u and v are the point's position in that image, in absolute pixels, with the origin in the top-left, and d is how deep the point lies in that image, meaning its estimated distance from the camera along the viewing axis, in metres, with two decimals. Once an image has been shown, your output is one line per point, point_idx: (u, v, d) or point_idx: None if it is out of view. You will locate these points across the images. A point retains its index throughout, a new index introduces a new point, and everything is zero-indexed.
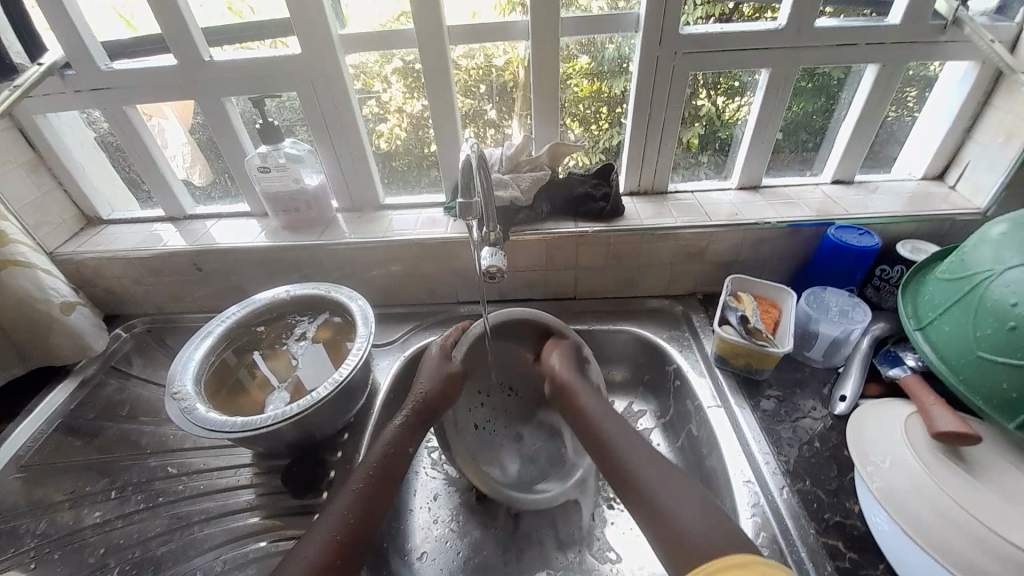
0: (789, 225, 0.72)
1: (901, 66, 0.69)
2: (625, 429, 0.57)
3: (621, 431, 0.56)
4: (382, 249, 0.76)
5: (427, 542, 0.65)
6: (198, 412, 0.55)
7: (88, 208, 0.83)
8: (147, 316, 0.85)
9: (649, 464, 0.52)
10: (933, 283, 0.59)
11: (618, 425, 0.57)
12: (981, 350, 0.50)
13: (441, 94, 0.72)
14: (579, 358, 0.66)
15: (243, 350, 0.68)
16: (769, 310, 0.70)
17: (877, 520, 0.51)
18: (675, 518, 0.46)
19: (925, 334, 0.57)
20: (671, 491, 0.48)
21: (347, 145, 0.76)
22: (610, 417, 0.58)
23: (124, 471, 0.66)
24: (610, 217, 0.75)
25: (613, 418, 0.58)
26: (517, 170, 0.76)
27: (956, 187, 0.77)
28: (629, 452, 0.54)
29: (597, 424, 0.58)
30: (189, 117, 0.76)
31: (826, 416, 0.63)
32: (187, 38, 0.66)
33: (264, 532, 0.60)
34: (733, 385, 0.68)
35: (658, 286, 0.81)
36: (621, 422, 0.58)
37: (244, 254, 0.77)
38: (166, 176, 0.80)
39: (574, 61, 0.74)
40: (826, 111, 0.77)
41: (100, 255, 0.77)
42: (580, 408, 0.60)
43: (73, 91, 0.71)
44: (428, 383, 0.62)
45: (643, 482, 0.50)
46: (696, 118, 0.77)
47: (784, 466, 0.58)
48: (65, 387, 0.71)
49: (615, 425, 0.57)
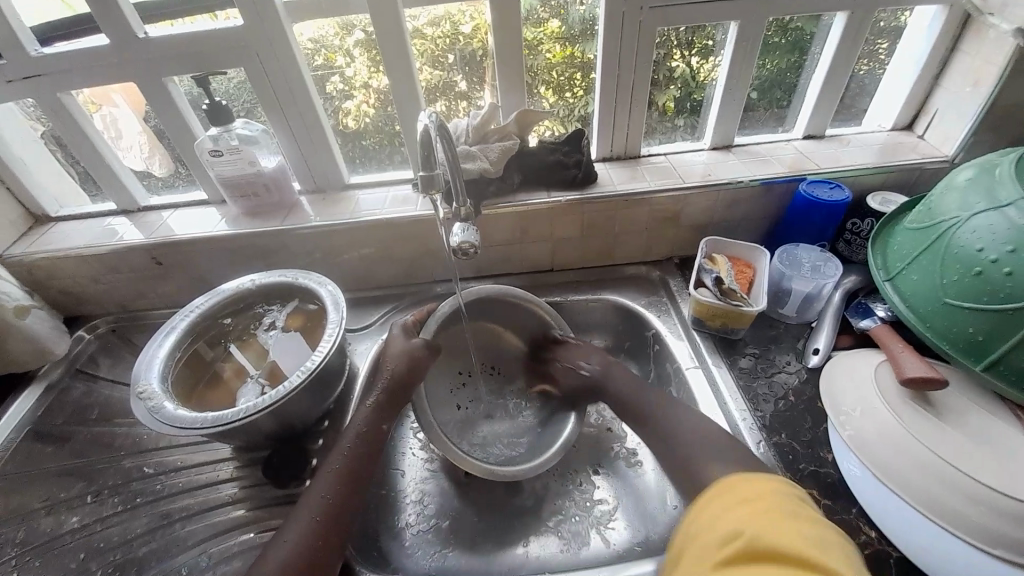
0: (761, 183, 0.72)
1: (871, 14, 0.68)
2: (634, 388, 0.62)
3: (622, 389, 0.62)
4: (351, 231, 0.74)
5: (415, 518, 0.65)
6: (166, 410, 0.53)
7: (33, 206, 0.78)
8: (111, 316, 0.82)
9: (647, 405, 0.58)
10: (901, 233, 0.60)
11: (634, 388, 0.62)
12: (948, 297, 0.51)
13: (402, 64, 0.68)
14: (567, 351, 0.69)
15: (215, 344, 0.66)
16: (743, 270, 0.70)
17: (850, 466, 0.53)
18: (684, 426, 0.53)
19: (894, 284, 0.58)
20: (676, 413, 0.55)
21: (308, 123, 0.72)
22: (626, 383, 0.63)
23: (99, 475, 0.64)
24: (583, 184, 0.74)
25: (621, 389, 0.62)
26: (486, 141, 0.73)
27: (925, 136, 0.77)
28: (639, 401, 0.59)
29: (605, 384, 0.64)
30: (141, 106, 0.72)
31: (800, 370, 0.64)
32: (120, 15, 0.61)
33: (252, 523, 0.60)
34: (711, 346, 0.68)
35: (634, 252, 0.80)
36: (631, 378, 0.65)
37: (207, 245, 0.74)
38: (116, 170, 0.76)
39: (546, 25, 0.71)
40: (799, 66, 0.76)
41: (52, 255, 0.73)
42: (590, 376, 0.65)
43: (4, 81, 0.66)
44: (395, 359, 0.62)
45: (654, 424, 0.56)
46: (671, 80, 0.75)
47: (761, 422, 0.59)
48: (30, 395, 0.68)
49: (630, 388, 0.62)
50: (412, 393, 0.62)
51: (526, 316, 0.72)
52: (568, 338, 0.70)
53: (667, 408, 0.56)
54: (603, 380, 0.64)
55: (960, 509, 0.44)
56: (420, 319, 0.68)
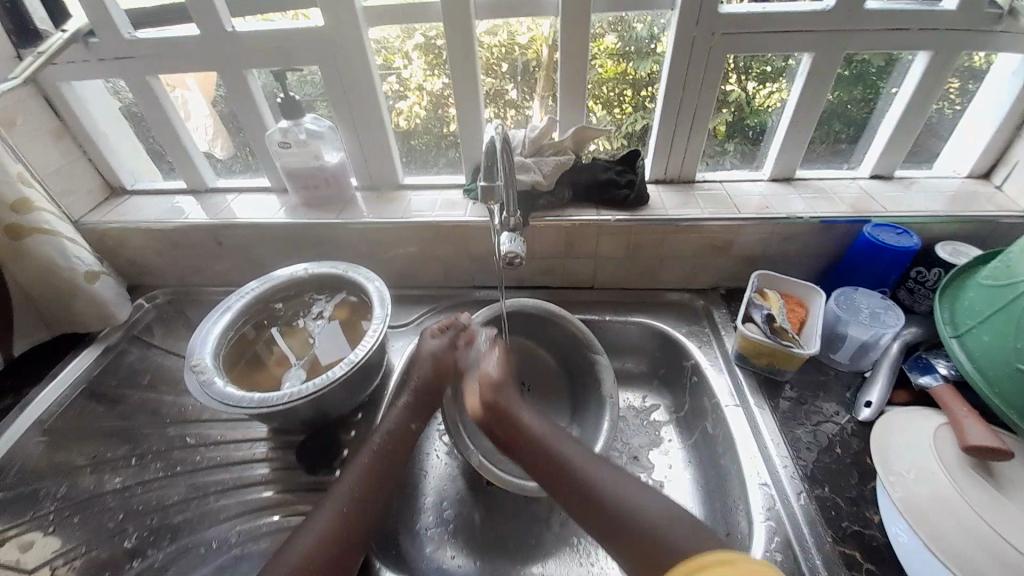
0: (822, 222, 0.70)
1: (954, 57, 0.65)
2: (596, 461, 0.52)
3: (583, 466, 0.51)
4: (399, 230, 0.75)
5: (435, 524, 0.65)
6: (216, 387, 0.56)
7: (111, 178, 0.83)
8: (169, 288, 0.85)
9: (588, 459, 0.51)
10: (974, 288, 0.56)
11: (591, 463, 0.51)
12: (1022, 363, 0.48)
13: (464, 72, 0.70)
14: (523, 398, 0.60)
15: (261, 326, 0.68)
16: (796, 309, 0.67)
17: (896, 531, 0.49)
18: (628, 510, 0.46)
19: (962, 342, 0.54)
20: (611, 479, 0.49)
21: (366, 122, 0.75)
22: (587, 459, 0.51)
23: (144, 439, 0.67)
24: (634, 206, 0.73)
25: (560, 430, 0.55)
26: (540, 154, 0.74)
27: (1003, 187, 0.73)
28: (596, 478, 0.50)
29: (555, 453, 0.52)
30: (211, 88, 0.76)
31: (848, 422, 0.61)
32: (209, 7, 0.65)
33: (278, 506, 0.62)
34: (754, 385, 0.66)
35: (680, 279, 0.79)
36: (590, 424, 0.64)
37: (264, 230, 0.77)
38: (189, 150, 0.80)
39: (600, 41, 0.72)
40: (868, 101, 0.73)
41: (123, 225, 0.78)
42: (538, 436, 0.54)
43: (97, 59, 0.70)
44: (424, 360, 0.63)
45: (618, 502, 0.47)
46: (724, 104, 0.74)
47: (802, 471, 0.57)
48: (89, 353, 0.72)
49: (589, 463, 0.51)
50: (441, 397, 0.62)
51: (561, 334, 0.72)
52: (597, 357, 0.68)
53: (630, 498, 0.47)
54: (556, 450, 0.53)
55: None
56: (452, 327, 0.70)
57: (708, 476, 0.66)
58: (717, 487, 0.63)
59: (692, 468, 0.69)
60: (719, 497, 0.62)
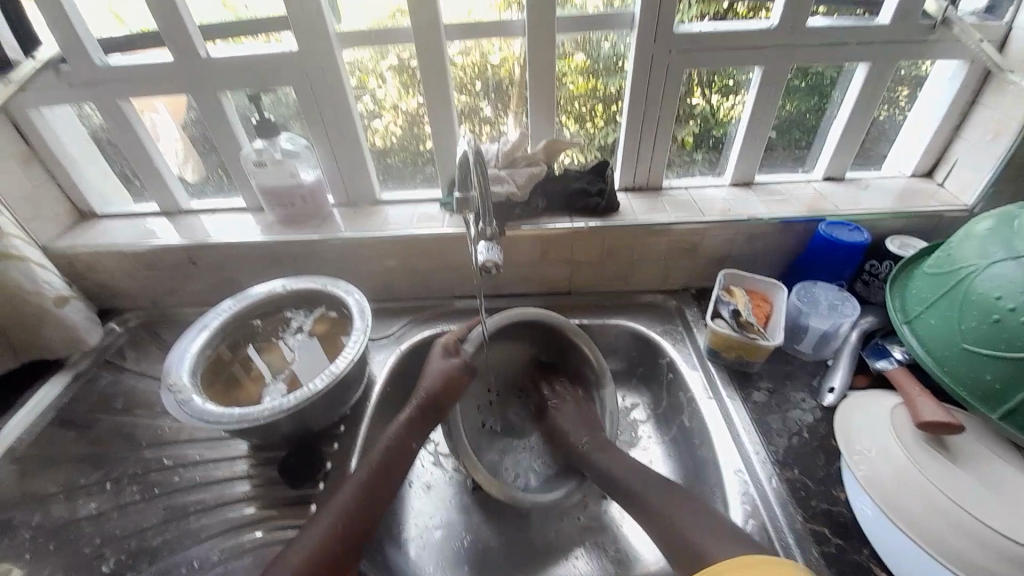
0: (781, 221, 0.74)
1: (892, 67, 0.71)
2: (657, 485, 0.55)
3: (649, 485, 0.55)
4: (377, 244, 0.76)
5: (421, 532, 0.65)
6: (195, 404, 0.55)
7: (81, 202, 0.83)
8: (143, 311, 0.85)
9: (633, 477, 0.57)
10: (920, 276, 0.60)
11: (654, 488, 0.55)
12: (966, 343, 0.51)
13: (437, 90, 0.72)
14: (587, 417, 0.67)
15: (237, 345, 0.68)
16: (760, 304, 0.71)
17: (861, 506, 0.52)
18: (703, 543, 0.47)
19: (912, 327, 0.58)
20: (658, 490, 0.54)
21: (344, 141, 0.76)
22: (658, 491, 0.54)
23: (118, 463, 0.66)
24: (605, 213, 0.76)
25: (620, 457, 0.60)
26: (514, 166, 0.76)
27: (944, 184, 0.78)
28: (660, 505, 0.53)
29: (625, 482, 0.57)
30: (182, 114, 0.76)
31: (815, 408, 0.64)
32: (185, 32, 0.66)
33: (260, 522, 0.61)
34: (726, 377, 0.69)
35: (653, 281, 0.82)
36: (593, 425, 0.66)
37: (241, 248, 0.77)
38: (162, 172, 0.80)
39: (569, 59, 0.74)
40: (819, 110, 0.78)
41: (94, 249, 0.77)
42: (603, 463, 0.60)
43: (67, 86, 0.70)
44: (431, 377, 0.62)
45: (677, 525, 0.50)
46: (691, 116, 0.78)
47: (773, 456, 0.59)
48: (59, 380, 0.71)
49: (654, 489, 0.55)
50: (444, 414, 0.62)
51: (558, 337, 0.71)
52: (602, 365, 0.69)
53: (701, 526, 0.49)
54: (622, 478, 0.58)
55: (975, 559, 0.43)
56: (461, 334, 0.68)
57: (686, 468, 0.68)
58: (695, 477, 0.65)
59: (671, 462, 0.71)
60: (697, 486, 0.64)
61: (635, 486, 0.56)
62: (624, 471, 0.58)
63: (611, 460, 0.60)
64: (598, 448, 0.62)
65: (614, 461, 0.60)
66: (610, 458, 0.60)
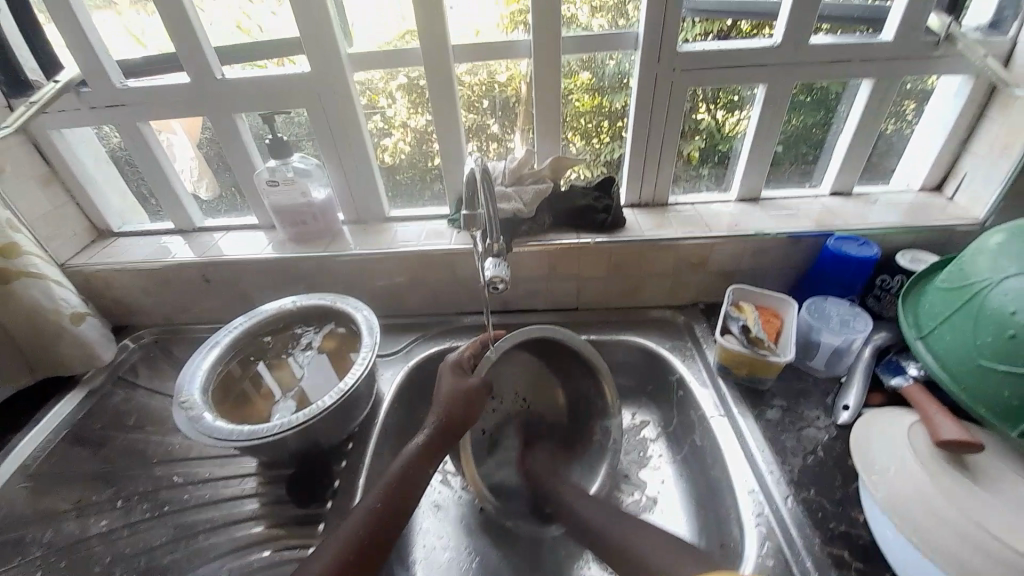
0: (789, 236, 0.73)
1: (896, 82, 0.71)
2: (633, 526, 0.56)
3: (623, 529, 0.56)
4: (386, 260, 0.77)
5: (428, 552, 0.64)
6: (205, 421, 0.56)
7: (99, 221, 0.85)
8: (156, 327, 0.86)
9: (610, 521, 0.57)
10: (933, 291, 0.60)
11: (628, 529, 0.56)
12: (982, 358, 0.50)
13: (445, 109, 0.74)
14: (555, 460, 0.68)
15: (248, 361, 0.68)
16: (771, 320, 0.70)
17: (879, 527, 0.51)
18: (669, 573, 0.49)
19: (926, 342, 0.57)
20: (623, 528, 0.56)
21: (353, 159, 0.78)
22: (638, 531, 0.55)
23: (129, 481, 0.66)
24: (611, 229, 0.77)
25: (590, 500, 0.61)
26: (521, 182, 0.77)
27: (954, 197, 0.78)
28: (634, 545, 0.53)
29: (598, 525, 0.57)
30: (198, 133, 0.78)
31: (829, 426, 0.63)
32: (201, 57, 0.68)
33: (269, 541, 0.60)
34: (737, 394, 0.68)
35: (661, 296, 0.82)
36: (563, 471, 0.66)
37: (253, 265, 0.78)
38: (177, 191, 0.82)
39: (575, 77, 0.76)
40: (825, 124, 0.79)
41: (110, 266, 0.79)
42: (574, 504, 0.60)
43: (88, 108, 0.73)
44: (450, 398, 0.61)
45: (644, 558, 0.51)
46: (696, 131, 0.79)
47: (788, 475, 0.58)
48: (74, 397, 0.72)
49: (628, 529, 0.55)
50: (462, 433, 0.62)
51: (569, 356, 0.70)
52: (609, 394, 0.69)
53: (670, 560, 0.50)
54: (595, 521, 0.58)
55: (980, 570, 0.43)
56: (473, 355, 0.67)
57: (699, 488, 0.67)
58: (708, 497, 0.64)
59: (683, 482, 0.69)
60: (711, 506, 0.63)
61: (608, 529, 0.56)
62: (595, 516, 0.58)
63: (582, 502, 0.60)
64: (571, 489, 0.62)
65: (587, 505, 0.60)
66: (581, 502, 0.60)
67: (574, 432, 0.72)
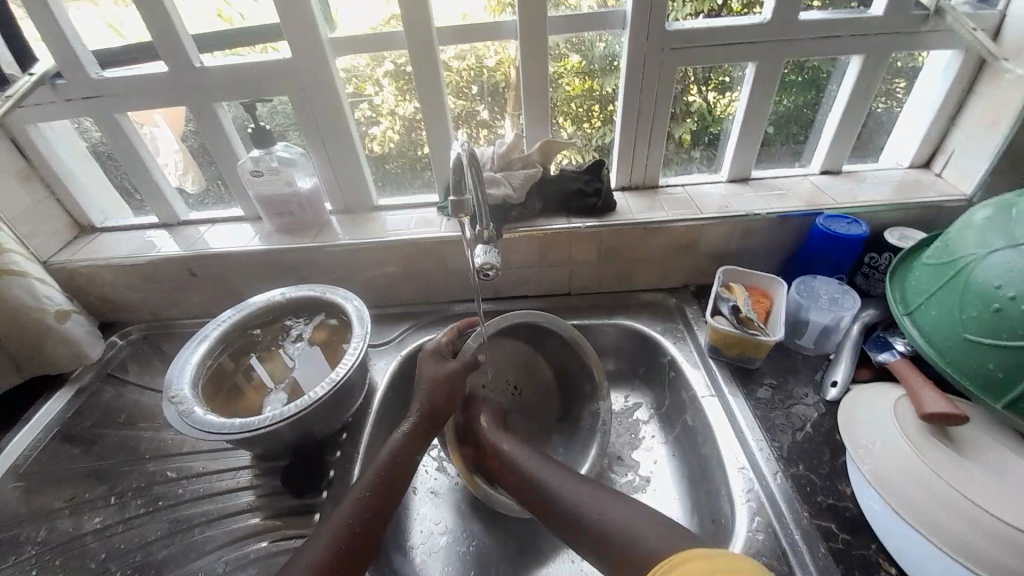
0: (778, 216, 0.73)
1: (885, 58, 0.71)
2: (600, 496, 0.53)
3: (591, 501, 0.52)
4: (376, 250, 0.76)
5: (426, 538, 0.65)
6: (196, 415, 0.55)
7: (81, 217, 0.83)
8: (145, 324, 0.85)
9: (582, 493, 0.53)
10: (919, 267, 0.60)
11: (596, 499, 0.52)
12: (968, 332, 0.51)
13: (432, 95, 0.72)
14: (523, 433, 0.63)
15: (240, 354, 0.68)
16: (761, 300, 0.70)
17: (867, 499, 0.52)
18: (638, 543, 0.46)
19: (913, 318, 0.58)
20: (592, 498, 0.52)
21: (340, 149, 0.77)
22: (607, 502, 0.51)
23: (124, 477, 0.66)
24: (601, 213, 0.76)
25: (559, 471, 0.57)
26: (510, 168, 0.76)
27: (942, 174, 0.78)
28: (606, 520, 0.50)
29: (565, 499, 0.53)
30: (180, 124, 0.77)
31: (817, 402, 0.64)
32: (178, 45, 0.67)
33: (266, 532, 0.61)
34: (728, 375, 0.68)
35: (652, 279, 0.82)
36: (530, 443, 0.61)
37: (240, 258, 0.78)
38: (160, 185, 0.81)
39: (565, 60, 0.75)
40: (815, 103, 0.78)
41: (94, 263, 0.77)
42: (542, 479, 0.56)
43: (64, 100, 0.71)
44: (432, 384, 0.61)
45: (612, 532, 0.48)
46: (687, 114, 0.78)
47: (778, 452, 0.59)
48: (63, 395, 0.71)
49: (597, 502, 0.52)
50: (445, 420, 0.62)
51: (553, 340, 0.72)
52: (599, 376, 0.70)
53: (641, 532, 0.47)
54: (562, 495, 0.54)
55: (966, 538, 0.44)
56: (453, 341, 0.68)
57: (690, 467, 0.67)
58: (699, 476, 0.65)
59: (675, 461, 0.70)
60: (702, 484, 0.64)
61: (574, 502, 0.53)
62: (566, 487, 0.54)
63: (550, 475, 0.56)
64: (541, 461, 0.58)
65: (556, 477, 0.56)
66: (550, 474, 0.56)
67: (564, 413, 0.73)
